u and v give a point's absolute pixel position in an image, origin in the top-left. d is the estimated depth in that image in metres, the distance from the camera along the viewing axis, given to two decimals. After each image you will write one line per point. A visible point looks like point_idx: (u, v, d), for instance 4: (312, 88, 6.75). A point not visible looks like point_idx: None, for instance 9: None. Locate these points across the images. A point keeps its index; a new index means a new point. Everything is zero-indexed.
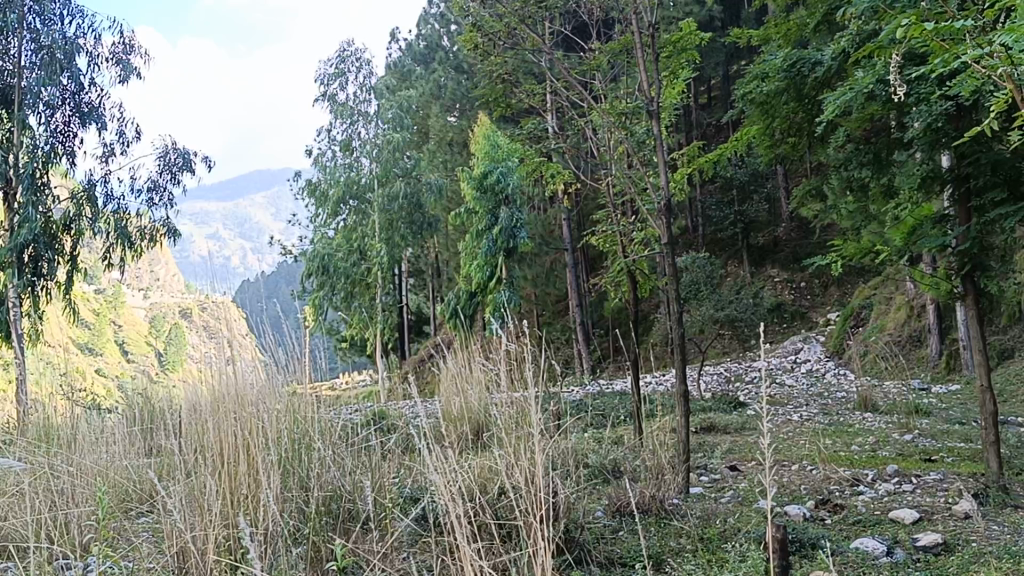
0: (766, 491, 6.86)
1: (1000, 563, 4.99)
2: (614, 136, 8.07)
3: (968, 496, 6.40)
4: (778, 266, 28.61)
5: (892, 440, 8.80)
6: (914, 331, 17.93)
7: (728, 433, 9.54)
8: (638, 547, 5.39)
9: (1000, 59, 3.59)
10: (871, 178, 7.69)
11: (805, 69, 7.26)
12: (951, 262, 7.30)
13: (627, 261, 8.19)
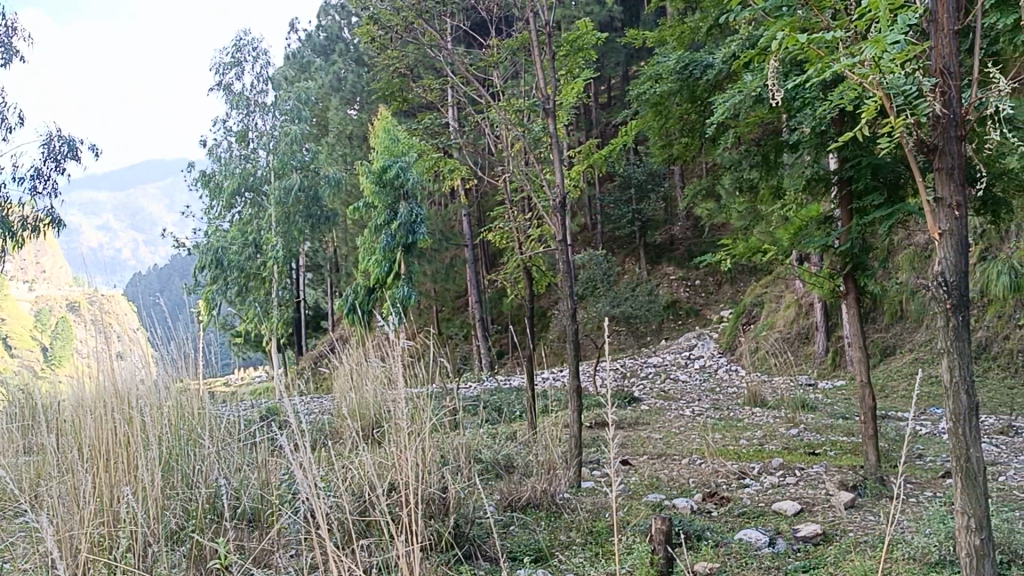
0: (655, 485, 7.00)
1: (874, 551, 5.21)
2: (511, 132, 8.11)
3: (847, 488, 6.64)
4: (674, 264, 29.14)
5: (778, 434, 9.07)
6: (802, 329, 18.48)
7: (621, 429, 9.70)
8: (528, 542, 5.48)
9: (869, 67, 3.78)
10: (759, 180, 7.90)
11: (696, 72, 7.48)
12: (833, 264, 7.57)
13: (522, 258, 8.26)
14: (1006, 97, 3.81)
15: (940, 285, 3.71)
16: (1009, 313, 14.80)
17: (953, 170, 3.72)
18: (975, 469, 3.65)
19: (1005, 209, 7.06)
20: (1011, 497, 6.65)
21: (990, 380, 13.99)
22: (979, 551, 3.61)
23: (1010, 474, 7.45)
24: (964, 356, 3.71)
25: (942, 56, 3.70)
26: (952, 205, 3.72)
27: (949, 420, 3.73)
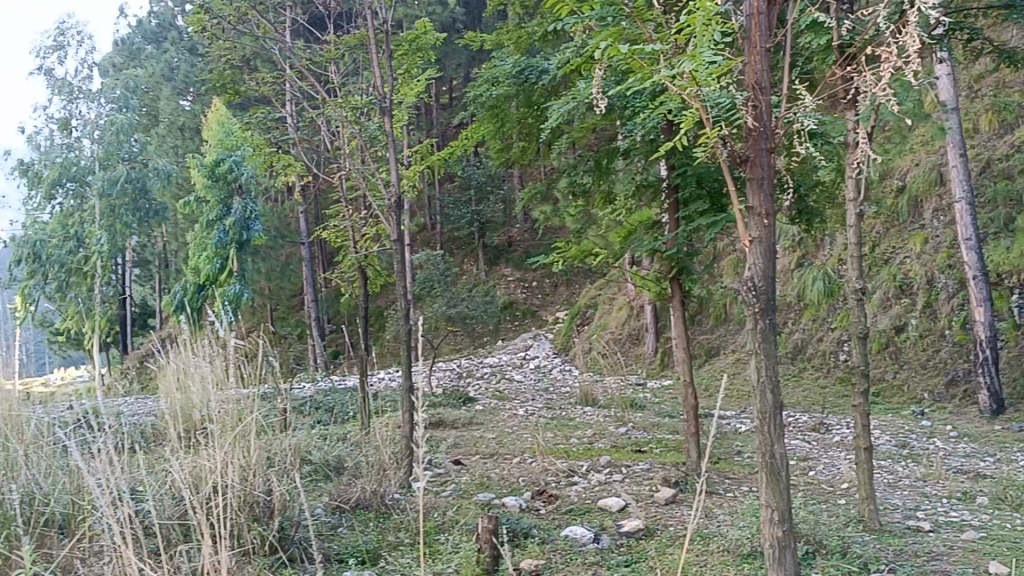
0: (486, 484, 7.06)
1: (693, 545, 5.43)
2: (347, 130, 8.03)
3: (669, 484, 6.89)
4: (512, 265, 29.46)
5: (607, 433, 9.31)
6: (633, 330, 19.03)
7: (455, 428, 9.76)
8: (357, 543, 5.45)
9: (687, 80, 3.98)
10: (592, 185, 8.08)
11: (533, 77, 7.69)
12: (660, 268, 7.84)
13: (357, 257, 8.20)
14: (810, 113, 4.08)
15: (749, 289, 3.90)
16: (823, 317, 15.67)
17: (763, 180, 3.95)
18: (778, 465, 3.86)
19: (817, 218, 7.49)
20: (818, 490, 7.05)
21: (804, 380, 14.77)
22: (781, 541, 3.80)
23: (819, 469, 7.89)
24: (771, 358, 3.92)
25: (755, 72, 3.92)
26: (761, 214, 3.93)
27: (756, 419, 3.92)
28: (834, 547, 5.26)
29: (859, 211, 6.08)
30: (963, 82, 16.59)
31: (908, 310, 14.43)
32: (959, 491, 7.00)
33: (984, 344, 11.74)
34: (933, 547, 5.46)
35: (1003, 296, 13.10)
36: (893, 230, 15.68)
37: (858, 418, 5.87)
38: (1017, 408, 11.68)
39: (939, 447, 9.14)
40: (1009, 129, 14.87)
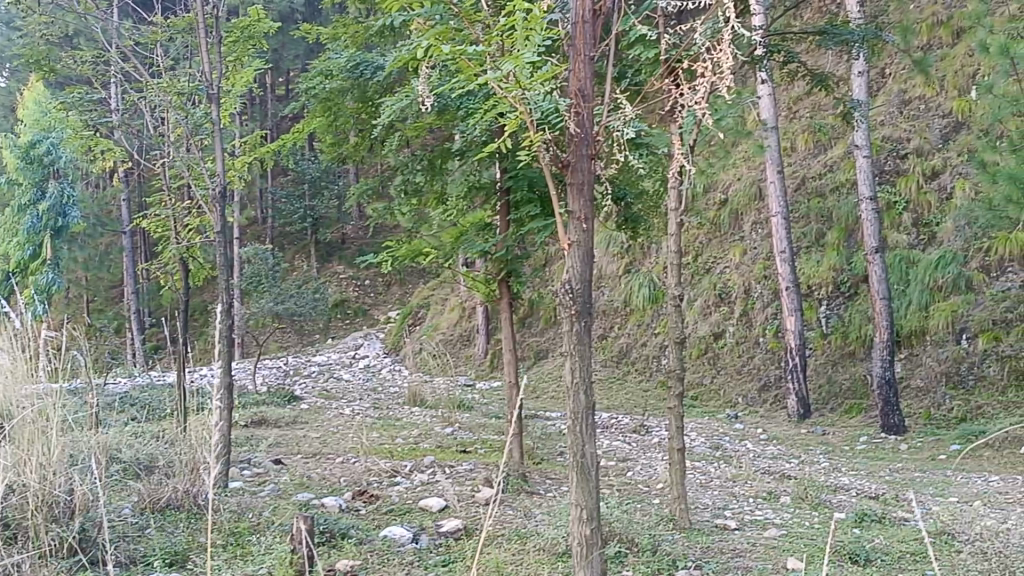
0: (305, 484, 6.94)
1: (509, 545, 5.50)
2: (171, 117, 7.73)
3: (490, 484, 6.96)
4: (344, 263, 29.16)
5: (433, 433, 9.31)
6: (464, 332, 19.13)
7: (277, 427, 9.56)
8: (163, 545, 5.25)
9: (511, 84, 4.06)
10: (425, 185, 8.04)
11: (367, 72, 7.61)
12: (489, 270, 7.90)
13: (177, 248, 7.92)
14: (630, 122, 4.20)
15: (567, 291, 3.99)
16: (648, 322, 16.14)
17: (583, 185, 4.03)
18: (588, 465, 3.97)
19: (641, 227, 7.70)
20: (634, 490, 7.25)
21: (628, 383, 15.19)
22: (588, 539, 3.90)
23: (636, 469, 8.13)
24: (585, 358, 4.02)
25: (579, 79, 4.00)
26: (579, 218, 4.02)
27: (569, 418, 4.02)
28: (645, 545, 5.41)
29: (679, 220, 6.27)
30: (783, 103, 17.47)
31: (726, 318, 15.05)
32: (764, 491, 7.34)
33: (794, 351, 12.35)
34: (736, 545, 5.69)
35: (813, 306, 13.83)
36: (714, 240, 16.32)
37: (672, 420, 6.06)
38: (822, 413, 12.36)
39: (748, 449, 9.57)
40: (823, 149, 15.74)
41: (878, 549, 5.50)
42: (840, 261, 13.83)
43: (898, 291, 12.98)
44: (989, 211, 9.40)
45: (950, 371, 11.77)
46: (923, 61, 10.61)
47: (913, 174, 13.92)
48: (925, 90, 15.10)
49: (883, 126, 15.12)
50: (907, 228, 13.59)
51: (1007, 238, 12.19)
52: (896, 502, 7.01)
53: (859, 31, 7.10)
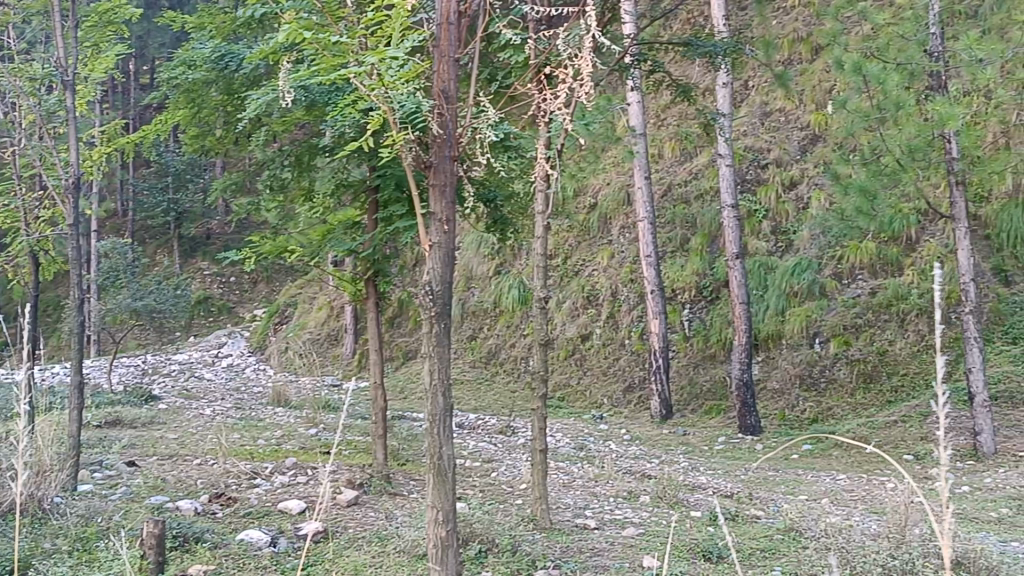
0: (160, 487, 6.72)
1: (369, 547, 5.46)
2: (22, 103, 7.36)
3: (352, 486, 6.89)
4: (208, 258, 28.46)
5: (296, 434, 9.16)
6: (332, 330, 18.89)
7: (133, 427, 9.23)
8: (4, 552, 4.99)
9: (374, 82, 4.07)
10: (291, 181, 7.89)
11: (233, 65, 7.43)
12: (356, 269, 7.82)
13: (27, 241, 7.55)
14: (492, 124, 4.30)
15: (427, 293, 4.03)
16: (517, 323, 16.26)
17: (446, 186, 4.07)
18: (445, 467, 4.03)
19: (510, 229, 7.74)
20: (497, 491, 7.29)
21: (496, 384, 15.27)
22: (445, 542, 3.96)
23: (501, 470, 8.19)
24: (443, 360, 4.06)
25: (443, 80, 4.05)
26: (442, 219, 4.06)
27: (428, 421, 4.05)
28: (506, 546, 5.44)
29: (546, 223, 6.28)
30: (651, 110, 17.86)
31: (593, 320, 15.28)
32: (625, 490, 7.49)
33: (658, 354, 12.63)
34: (596, 544, 5.77)
35: (676, 310, 14.17)
36: (583, 243, 16.57)
37: (535, 421, 6.11)
38: (684, 414, 12.68)
39: (612, 449, 9.75)
40: (688, 156, 16.16)
41: (730, 547, 5.66)
42: (703, 266, 14.24)
43: (756, 296, 13.42)
44: (841, 222, 9.82)
45: (803, 373, 12.25)
46: (783, 75, 11.00)
47: (772, 184, 14.45)
48: (785, 103, 15.69)
49: (745, 137, 15.63)
50: (766, 235, 14.07)
51: (857, 246, 12.87)
52: (749, 499, 7.25)
53: (721, 45, 7.32)
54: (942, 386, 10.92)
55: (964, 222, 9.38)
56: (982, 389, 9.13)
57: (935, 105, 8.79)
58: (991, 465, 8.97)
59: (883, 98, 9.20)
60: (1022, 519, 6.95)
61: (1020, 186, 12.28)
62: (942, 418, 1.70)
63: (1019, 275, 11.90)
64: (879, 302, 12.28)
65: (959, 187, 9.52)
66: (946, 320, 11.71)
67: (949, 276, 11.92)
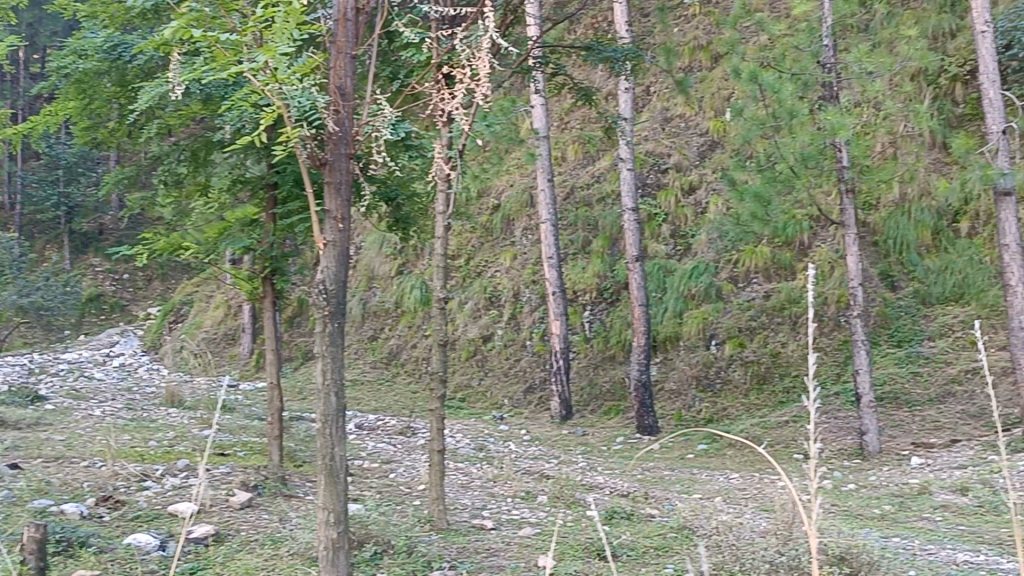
0: (44, 490, 6.49)
1: (261, 550, 5.37)
2: None
3: (246, 488, 6.76)
4: (100, 255, 27.66)
5: (189, 436, 8.97)
6: (229, 330, 18.54)
7: (15, 429, 8.91)
8: None
9: (267, 77, 4.05)
10: (186, 176, 7.72)
11: (126, 56, 7.24)
12: (252, 267, 7.69)
13: None
14: (389, 122, 4.32)
15: (320, 292, 4.05)
16: (418, 324, 16.20)
17: (340, 184, 4.10)
18: (336, 468, 4.09)
19: (412, 227, 7.69)
20: (394, 492, 7.25)
21: (397, 385, 15.20)
22: (334, 543, 4.05)
23: (399, 471, 8.14)
24: (335, 359, 4.09)
25: (339, 76, 4.08)
26: (336, 218, 4.09)
27: (319, 421, 4.10)
28: (401, 547, 5.41)
29: (446, 223, 6.21)
30: (555, 113, 18.02)
31: (495, 321, 15.31)
32: (522, 490, 7.53)
33: (558, 355, 12.73)
34: (491, 544, 5.79)
35: (577, 311, 14.31)
36: (486, 245, 16.62)
37: (433, 421, 6.09)
38: (583, 415, 12.81)
39: (511, 450, 9.78)
40: (591, 160, 16.34)
41: (623, 546, 5.74)
42: (603, 268, 14.43)
43: (655, 299, 13.63)
44: (737, 227, 10.05)
45: (700, 375, 12.49)
46: (684, 82, 11.20)
47: (672, 188, 14.73)
48: (685, 109, 16.00)
49: (647, 141, 15.89)
50: (665, 239, 14.33)
51: (753, 251, 13.19)
52: (644, 498, 7.37)
53: (621, 50, 7.42)
54: (831, 387, 11.32)
55: (853, 227, 9.71)
56: (868, 390, 9.44)
57: (827, 114, 9.10)
58: (876, 463, 9.29)
59: (778, 106, 9.45)
60: (902, 516, 7.22)
61: (906, 195, 12.77)
62: (811, 415, 1.72)
63: (904, 280, 12.36)
64: (773, 305, 12.60)
65: (849, 194, 9.85)
66: (836, 323, 12.10)
67: (839, 281, 12.32)
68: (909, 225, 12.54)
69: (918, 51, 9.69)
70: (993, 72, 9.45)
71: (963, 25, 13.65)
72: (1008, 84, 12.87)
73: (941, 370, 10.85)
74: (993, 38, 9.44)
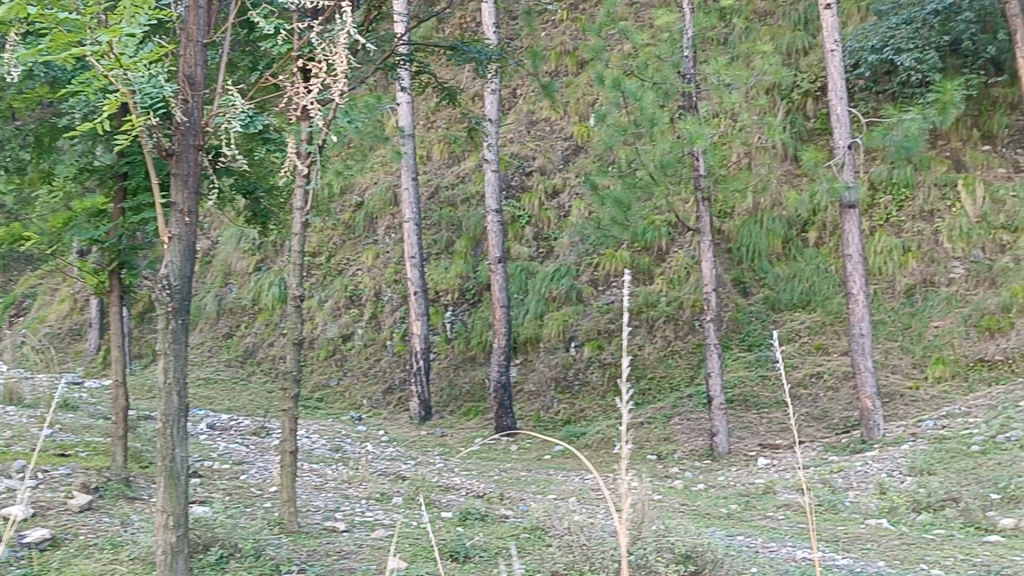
0: None
1: (99, 555, 5.14)
2: None
3: (86, 490, 6.47)
4: None
5: (26, 436, 8.54)
6: (76, 325, 17.76)
7: None
8: None
9: (111, 60, 3.93)
10: (29, 163, 7.32)
11: None
12: (99, 259, 7.37)
13: None
14: (242, 114, 4.26)
15: (164, 287, 3.97)
16: (276, 321, 15.87)
17: (187, 176, 4.03)
18: (177, 469, 4.04)
19: (270, 222, 7.50)
20: (244, 494, 7.07)
21: (253, 384, 14.85)
22: (174, 547, 4.02)
23: (250, 473, 7.93)
24: (178, 356, 4.03)
25: (189, 65, 4.02)
26: (182, 211, 4.02)
27: (159, 421, 4.03)
28: (248, 550, 5.26)
29: (304, 220, 6.04)
30: (421, 112, 17.94)
31: (356, 320, 15.13)
32: (377, 492, 7.45)
33: (418, 355, 12.67)
34: (343, 546, 5.69)
35: (439, 311, 14.28)
36: (348, 242, 16.43)
37: (285, 422, 5.95)
38: (443, 415, 12.80)
39: (368, 451, 9.68)
40: (456, 160, 16.35)
41: (478, 547, 5.73)
42: (466, 269, 14.45)
43: (517, 300, 13.73)
44: (597, 231, 10.21)
45: (559, 376, 12.64)
46: (550, 86, 11.32)
47: (536, 191, 14.88)
48: (550, 113, 16.17)
49: (512, 144, 15.99)
50: (528, 241, 14.46)
51: (613, 255, 13.43)
52: (500, 499, 7.39)
53: (486, 52, 7.41)
54: (685, 390, 11.63)
55: (708, 235, 10.00)
56: (720, 393, 9.73)
57: (686, 124, 9.34)
58: (725, 463, 9.59)
59: (639, 114, 9.63)
60: (748, 514, 7.46)
61: (759, 205, 13.25)
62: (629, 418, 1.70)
63: (756, 287, 12.79)
64: (631, 308, 12.87)
65: (705, 203, 10.15)
66: (691, 327, 12.43)
67: (694, 286, 12.67)
68: (761, 234, 12.99)
69: (772, 66, 10.05)
70: (841, 89, 9.88)
71: (815, 43, 14.26)
72: (854, 102, 13.50)
73: (788, 374, 11.28)
74: (841, 57, 9.88)
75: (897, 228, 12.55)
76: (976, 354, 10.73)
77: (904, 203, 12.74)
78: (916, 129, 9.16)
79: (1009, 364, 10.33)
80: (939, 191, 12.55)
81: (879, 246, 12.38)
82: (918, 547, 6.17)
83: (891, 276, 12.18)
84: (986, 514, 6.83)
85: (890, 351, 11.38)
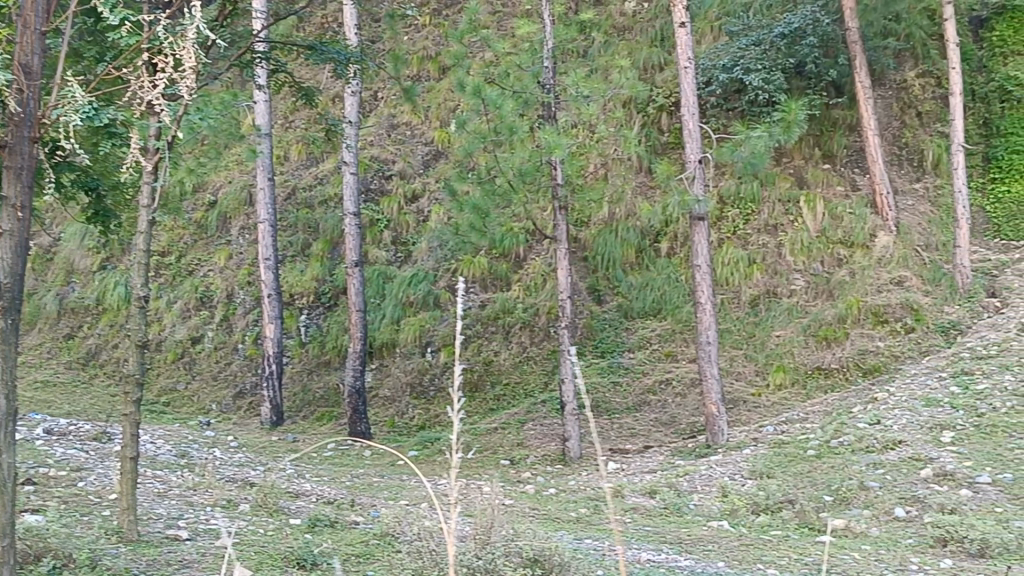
0: None
1: None
2: None
3: None
4: None
5: None
6: None
7: None
8: None
9: None
10: None
11: None
12: None
13: None
14: (81, 108, 4.19)
15: None
16: (121, 323, 15.29)
17: (21, 171, 3.95)
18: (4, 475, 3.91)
19: (112, 222, 7.18)
20: (81, 502, 6.79)
21: (95, 387, 14.26)
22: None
23: (88, 480, 7.63)
24: (7, 357, 3.91)
25: (25, 54, 3.95)
26: (15, 206, 3.94)
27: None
28: (84, 560, 5.04)
29: (150, 218, 5.84)
30: (279, 111, 17.63)
31: (205, 322, 14.72)
32: (223, 499, 7.28)
33: (271, 360, 12.41)
34: (185, 555, 5.53)
35: (293, 315, 14.03)
36: (198, 242, 15.99)
37: (126, 427, 5.75)
38: (295, 420, 12.58)
39: (215, 456, 9.44)
40: (314, 161, 16.13)
41: (325, 553, 5.67)
42: (322, 272, 14.25)
43: (373, 304, 13.63)
44: (455, 236, 10.24)
45: (414, 381, 12.61)
46: (410, 90, 11.30)
47: (395, 195, 14.83)
48: (411, 117, 16.13)
49: (372, 147, 15.87)
50: (386, 245, 14.38)
51: (471, 261, 13.50)
52: (349, 506, 7.31)
53: (344, 53, 7.31)
54: (539, 396, 11.79)
55: (563, 243, 10.16)
56: (573, 399, 9.89)
57: (544, 134, 9.49)
58: (575, 468, 9.75)
59: (499, 122, 9.71)
60: (595, 518, 7.63)
61: (614, 215, 13.57)
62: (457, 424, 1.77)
63: (610, 295, 13.07)
64: (487, 315, 12.96)
65: (561, 212, 10.33)
66: (546, 334, 12.61)
67: (551, 293, 12.87)
68: (616, 244, 13.30)
69: (629, 80, 10.30)
70: (694, 105, 10.20)
71: (669, 60, 14.71)
72: (706, 118, 13.98)
73: (638, 381, 11.57)
74: (695, 74, 10.22)
75: (744, 240, 12.99)
76: (814, 362, 11.25)
77: (751, 218, 13.17)
78: (762, 147, 9.55)
79: (845, 372, 10.92)
80: (783, 207, 13.09)
81: (727, 257, 12.80)
82: (756, 548, 6.44)
83: (737, 287, 12.59)
84: (819, 515, 7.19)
85: (735, 358, 11.79)
